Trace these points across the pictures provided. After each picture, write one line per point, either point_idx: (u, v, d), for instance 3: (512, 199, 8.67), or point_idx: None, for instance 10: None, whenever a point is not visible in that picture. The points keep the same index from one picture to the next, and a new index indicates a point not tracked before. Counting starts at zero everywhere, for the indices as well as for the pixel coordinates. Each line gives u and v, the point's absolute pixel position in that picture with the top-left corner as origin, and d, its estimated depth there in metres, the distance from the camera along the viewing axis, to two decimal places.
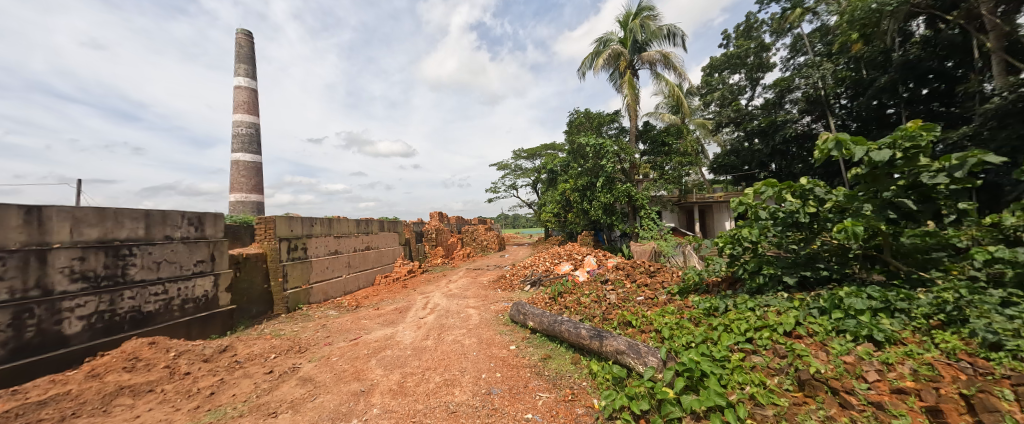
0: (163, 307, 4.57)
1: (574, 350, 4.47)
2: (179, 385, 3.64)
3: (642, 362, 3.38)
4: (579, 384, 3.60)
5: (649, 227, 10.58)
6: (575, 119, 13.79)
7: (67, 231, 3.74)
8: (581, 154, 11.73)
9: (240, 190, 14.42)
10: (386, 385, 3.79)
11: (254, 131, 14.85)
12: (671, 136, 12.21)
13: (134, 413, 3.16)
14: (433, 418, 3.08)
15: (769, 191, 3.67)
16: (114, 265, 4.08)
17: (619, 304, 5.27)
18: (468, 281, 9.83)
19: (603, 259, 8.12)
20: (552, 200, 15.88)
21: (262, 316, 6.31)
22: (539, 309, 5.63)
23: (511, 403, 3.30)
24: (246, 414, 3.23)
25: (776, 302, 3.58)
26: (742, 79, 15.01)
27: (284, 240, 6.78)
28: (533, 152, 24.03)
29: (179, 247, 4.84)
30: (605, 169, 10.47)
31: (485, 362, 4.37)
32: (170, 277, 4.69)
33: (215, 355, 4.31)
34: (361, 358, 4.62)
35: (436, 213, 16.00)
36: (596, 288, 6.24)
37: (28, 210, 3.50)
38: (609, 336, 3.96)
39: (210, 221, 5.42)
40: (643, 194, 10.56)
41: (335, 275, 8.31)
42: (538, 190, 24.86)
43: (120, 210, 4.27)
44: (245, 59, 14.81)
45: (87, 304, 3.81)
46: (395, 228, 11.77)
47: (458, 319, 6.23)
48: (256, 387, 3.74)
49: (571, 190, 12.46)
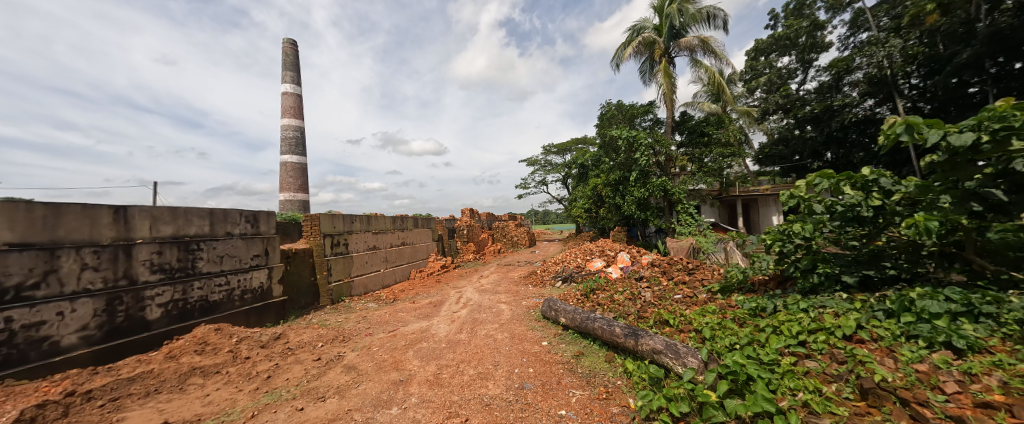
0: (226, 297, 5.05)
1: (608, 347, 4.40)
2: (241, 367, 4.01)
3: (681, 363, 3.25)
4: (613, 383, 3.55)
5: (686, 222, 10.12)
6: (607, 111, 13.42)
7: (147, 228, 4.22)
8: (613, 148, 11.43)
9: (288, 189, 15.50)
10: (423, 376, 3.94)
11: (299, 134, 15.86)
12: (710, 126, 11.59)
13: (205, 391, 3.54)
14: (469, 409, 3.16)
15: (824, 182, 3.38)
16: (184, 258, 4.54)
17: (655, 302, 5.11)
18: (499, 277, 9.92)
19: (638, 256, 7.87)
20: (582, 195, 15.64)
21: (310, 307, 6.77)
22: (570, 306, 5.59)
23: (545, 399, 3.31)
24: (298, 397, 3.49)
25: (832, 303, 3.30)
26: (792, 61, 13.85)
27: (327, 236, 7.21)
28: (564, 147, 23.72)
29: (238, 242, 5.31)
30: (639, 163, 10.12)
31: (518, 357, 4.41)
32: (231, 269, 5.16)
33: (270, 342, 4.68)
34: (399, 348, 4.83)
35: (467, 209, 16.26)
36: (630, 285, 6.09)
37: (116, 210, 3.97)
38: (645, 335, 3.84)
39: (264, 219, 5.89)
40: (680, 188, 10.11)
41: (374, 269, 8.72)
42: (568, 185, 24.53)
43: (189, 208, 4.74)
44: (291, 66, 15.82)
45: (164, 293, 4.28)
46: (428, 224, 12.12)
47: (491, 313, 6.33)
48: (306, 373, 4.03)
49: (603, 184, 12.18)
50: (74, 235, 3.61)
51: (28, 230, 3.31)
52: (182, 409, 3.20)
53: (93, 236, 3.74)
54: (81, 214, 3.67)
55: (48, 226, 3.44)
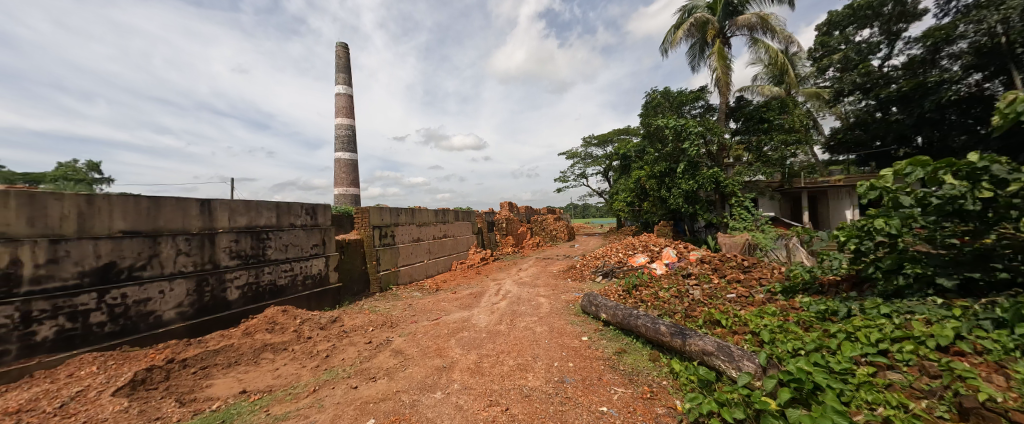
0: (291, 282, 5.58)
1: (652, 346, 4.23)
2: (304, 346, 4.42)
3: (735, 367, 3.02)
4: (658, 382, 3.41)
5: (741, 217, 9.39)
6: (652, 100, 12.76)
7: (226, 219, 4.76)
8: (659, 138, 10.84)
9: (340, 184, 16.65)
10: (464, 364, 4.07)
11: (350, 132, 16.94)
12: (771, 111, 10.57)
13: (275, 365, 3.96)
14: (509, 399, 3.21)
15: (917, 172, 2.94)
16: (255, 246, 5.07)
17: (705, 301, 4.81)
18: (537, 270, 9.92)
19: (686, 251, 7.44)
20: (625, 188, 15.10)
21: (362, 293, 7.27)
22: (611, 301, 5.45)
23: (585, 394, 3.26)
24: (353, 376, 3.77)
25: (923, 309, 2.89)
26: (875, 34, 12.17)
27: (376, 227, 7.65)
28: (605, 138, 22.99)
29: (300, 233, 5.84)
30: (688, 153, 9.51)
31: (557, 350, 4.39)
32: (294, 257, 5.70)
33: (328, 324, 5.10)
34: (442, 336, 5.03)
35: (506, 203, 16.40)
36: (677, 281, 5.78)
37: (202, 203, 4.52)
38: (693, 335, 3.63)
39: (321, 212, 6.39)
40: (733, 179, 9.38)
41: (418, 260, 9.13)
42: (609, 178, 23.78)
43: (261, 202, 5.28)
44: (343, 69, 16.86)
45: (240, 277, 4.82)
46: (468, 217, 12.40)
47: (530, 306, 6.37)
48: (359, 354, 4.34)
49: (647, 177, 11.66)
50: (170, 224, 4.16)
51: (136, 220, 3.87)
52: (257, 380, 3.60)
53: (185, 225, 4.29)
54: (175, 207, 4.22)
55: (151, 216, 4.00)
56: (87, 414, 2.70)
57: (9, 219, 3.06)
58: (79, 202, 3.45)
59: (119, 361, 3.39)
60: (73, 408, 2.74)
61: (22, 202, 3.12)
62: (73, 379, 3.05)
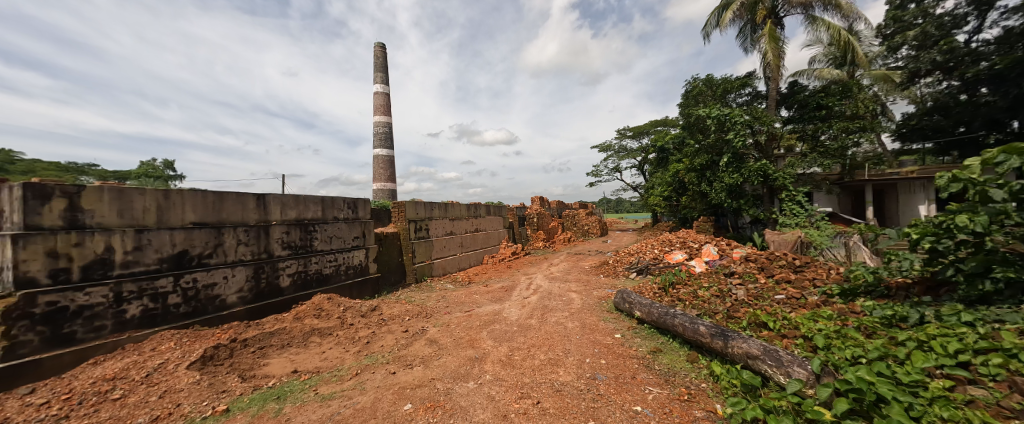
0: (335, 271, 5.96)
1: (689, 347, 4.06)
2: (347, 332, 4.71)
3: (784, 373, 2.83)
4: (696, 384, 3.27)
5: (792, 212, 8.70)
6: (692, 88, 12.08)
7: (279, 212, 5.16)
8: (700, 128, 10.26)
9: (378, 179, 17.41)
10: (496, 356, 4.14)
11: (388, 130, 17.63)
12: (830, 97, 9.57)
13: (322, 349, 4.25)
14: (540, 393, 3.22)
15: (1011, 161, 2.57)
16: (303, 238, 5.46)
17: (749, 302, 4.53)
18: (569, 265, 9.83)
19: (728, 249, 7.03)
20: (661, 182, 14.52)
21: (398, 284, 7.59)
22: (646, 299, 5.29)
23: (618, 392, 3.20)
24: (391, 362, 3.97)
25: (1016, 318, 2.54)
26: (962, 4, 10.68)
27: (411, 221, 7.96)
28: (640, 130, 22.15)
29: (342, 225, 6.20)
30: (732, 145, 8.92)
31: (589, 347, 4.34)
32: (338, 248, 6.08)
33: (368, 312, 5.39)
34: (475, 328, 5.15)
35: (537, 198, 16.36)
36: (718, 280, 5.50)
37: (259, 197, 4.93)
38: (736, 337, 3.44)
39: (362, 206, 6.74)
40: (784, 172, 8.67)
41: (451, 253, 9.38)
42: (644, 171, 22.94)
43: (308, 196, 5.67)
44: (381, 68, 17.52)
45: (291, 266, 5.22)
46: (499, 212, 12.52)
47: (561, 301, 6.33)
48: (397, 342, 4.56)
49: (686, 170, 11.13)
50: (232, 217, 4.58)
51: (203, 213, 4.29)
52: (307, 362, 3.90)
53: (244, 217, 4.70)
54: (236, 201, 4.63)
55: (216, 209, 4.42)
56: (167, 384, 3.07)
57: (104, 211, 3.50)
58: (159, 196, 3.89)
59: (192, 338, 3.80)
60: (156, 378, 3.13)
61: (113, 197, 3.55)
62: (155, 352, 3.46)
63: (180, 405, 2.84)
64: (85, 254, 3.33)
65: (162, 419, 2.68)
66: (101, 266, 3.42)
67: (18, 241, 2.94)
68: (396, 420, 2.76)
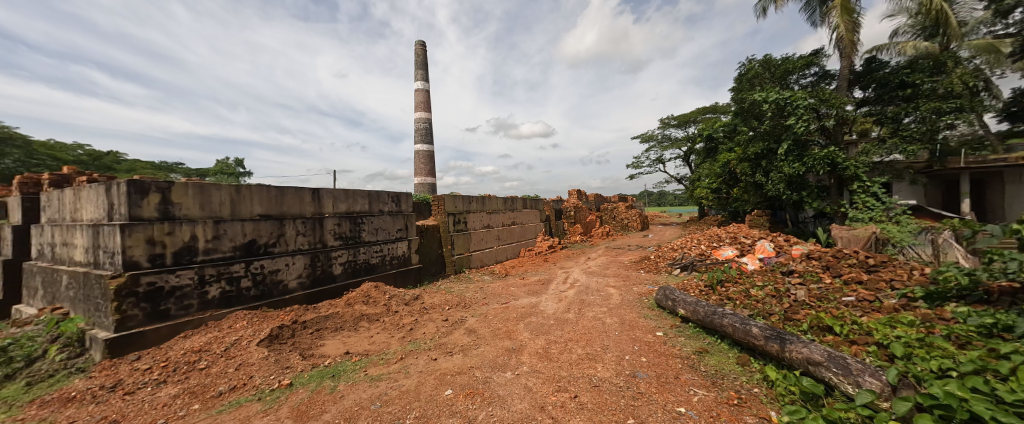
0: (380, 261, 6.32)
1: (740, 348, 3.81)
2: (393, 318, 4.99)
3: (853, 382, 2.55)
4: (747, 389, 3.06)
5: (866, 205, 7.77)
6: (747, 71, 11.13)
7: (331, 205, 5.56)
8: (755, 115, 9.46)
9: (419, 174, 18.08)
10: (533, 348, 4.17)
11: (427, 125, 18.20)
12: (918, 73, 8.53)
13: (370, 333, 4.55)
14: (578, 387, 3.20)
15: None
16: (353, 229, 5.85)
17: (811, 303, 4.14)
18: (607, 260, 9.60)
19: (787, 245, 6.44)
20: (709, 173, 13.64)
21: (438, 274, 7.87)
22: (691, 297, 5.02)
23: (660, 391, 3.09)
24: (432, 348, 4.15)
25: None
26: None
27: (450, 214, 8.22)
28: (686, 118, 20.87)
29: (387, 218, 6.54)
30: (793, 131, 8.12)
31: (629, 343, 4.23)
32: (383, 240, 6.43)
33: (411, 301, 5.66)
34: (512, 320, 5.21)
35: (574, 191, 16.09)
36: (774, 278, 5.09)
37: (313, 192, 5.33)
38: (795, 341, 3.16)
39: (405, 199, 7.05)
40: (855, 160, 7.76)
41: (488, 246, 9.55)
42: (690, 162, 21.64)
43: (356, 190, 6.04)
44: (421, 65, 18.06)
45: (341, 255, 5.61)
46: (536, 205, 12.51)
47: (599, 296, 6.21)
48: (437, 330, 4.76)
49: (739, 160, 10.33)
50: (292, 210, 5.01)
51: (268, 206, 4.74)
52: (358, 344, 4.20)
53: (301, 210, 5.12)
54: (295, 195, 5.06)
55: (278, 203, 4.85)
56: (241, 358, 3.46)
57: (188, 205, 3.98)
58: (231, 191, 4.35)
59: (260, 318, 4.23)
60: (233, 352, 3.54)
61: (195, 192, 4.03)
62: (231, 329, 3.91)
63: (253, 377, 3.21)
64: (175, 241, 3.82)
65: (240, 388, 3.05)
66: (188, 253, 3.91)
67: (125, 230, 3.44)
68: (437, 404, 2.88)
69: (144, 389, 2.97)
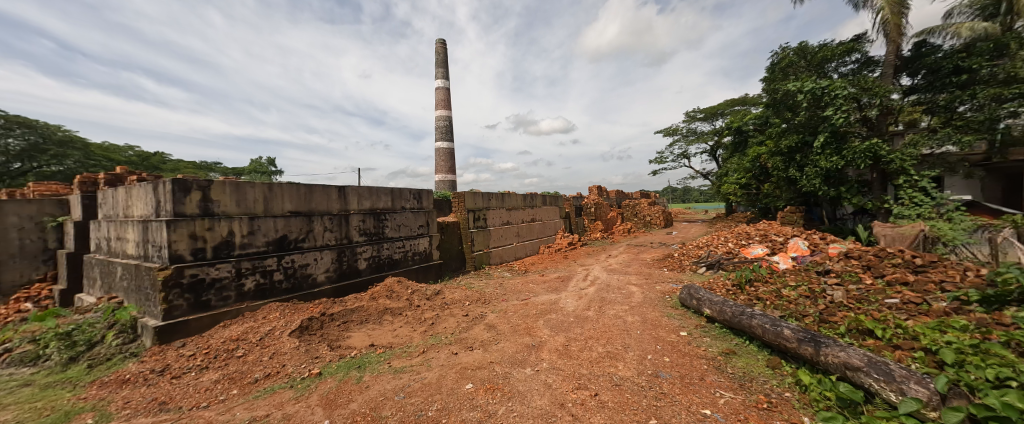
0: (403, 257, 6.48)
1: (770, 350, 3.66)
2: (415, 313, 5.11)
3: (896, 390, 2.39)
4: (778, 393, 2.92)
5: (912, 201, 7.23)
6: (780, 60, 10.55)
7: (356, 202, 5.74)
8: (789, 106, 8.97)
9: (439, 171, 18.36)
10: (553, 345, 4.17)
11: (447, 123, 18.40)
12: (977, 57, 7.78)
13: (393, 326, 4.68)
14: (598, 385, 3.17)
15: None
16: (377, 225, 6.02)
17: (849, 305, 3.91)
18: (629, 258, 9.40)
19: (824, 243, 6.08)
20: (737, 168, 13.08)
21: (458, 270, 7.98)
22: (718, 296, 4.86)
23: (684, 392, 3.02)
24: (453, 343, 4.22)
25: None
26: None
27: (470, 211, 8.31)
28: (713, 111, 20.07)
29: (409, 215, 6.69)
30: (830, 122, 7.65)
31: (651, 343, 4.15)
32: (405, 236, 6.58)
33: (432, 296, 5.78)
34: (531, 316, 5.22)
35: (595, 187, 15.87)
36: (809, 278, 4.84)
37: (340, 189, 5.53)
38: (832, 344, 3.00)
39: (426, 196, 7.18)
40: (900, 153, 7.23)
41: (508, 242, 9.59)
42: (717, 157, 20.81)
43: (379, 188, 6.20)
44: (441, 63, 18.24)
45: (366, 250, 5.79)
46: (556, 202, 12.43)
47: (621, 294, 6.12)
48: (458, 325, 4.83)
49: (770, 154, 9.87)
50: (320, 207, 5.21)
51: (298, 203, 4.95)
52: (382, 337, 4.33)
53: (328, 207, 5.32)
54: (322, 192, 5.26)
55: (307, 200, 5.06)
56: (274, 347, 3.65)
57: (226, 202, 4.22)
58: (264, 189, 4.57)
59: (292, 310, 4.44)
60: (267, 341, 3.73)
61: (232, 190, 4.26)
62: (266, 319, 4.12)
63: (285, 366, 3.38)
64: (215, 237, 4.06)
65: (273, 376, 3.22)
66: (226, 247, 4.15)
67: (170, 225, 3.69)
68: (458, 397, 2.93)
69: (189, 374, 3.20)
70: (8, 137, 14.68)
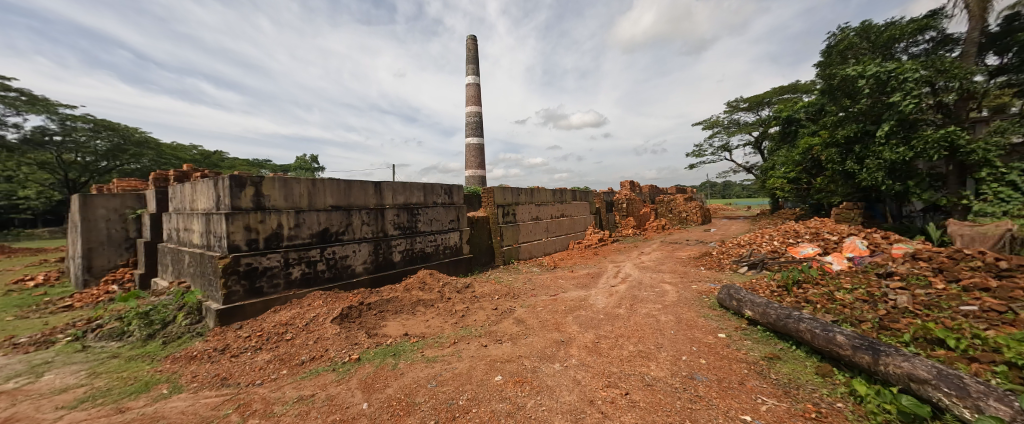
0: (435, 250, 6.67)
1: (819, 357, 3.41)
2: (446, 305, 5.25)
3: (972, 407, 2.13)
4: (828, 402, 2.71)
5: (997, 197, 6.38)
6: (839, 42, 9.64)
7: (391, 197, 5.98)
8: (847, 92, 8.20)
9: (469, 166, 18.63)
10: (582, 341, 4.13)
11: (477, 119, 18.59)
12: None
13: (425, 317, 4.85)
14: (629, 384, 3.11)
15: None
16: (410, 219, 6.24)
17: (915, 311, 3.53)
18: (663, 255, 9.07)
19: (886, 243, 5.53)
20: (785, 161, 12.18)
21: (488, 265, 8.08)
22: (761, 298, 4.58)
23: (721, 396, 2.89)
24: (483, 335, 4.31)
25: None
26: None
27: (499, 206, 8.38)
28: (758, 100, 18.77)
29: (440, 210, 6.87)
30: (897, 109, 6.90)
31: (686, 343, 3.99)
32: (436, 230, 6.77)
33: (462, 289, 5.91)
34: (560, 312, 5.19)
35: (627, 182, 15.43)
36: (869, 281, 4.43)
37: (376, 184, 5.77)
38: (894, 353, 2.73)
39: (456, 191, 7.32)
40: (982, 141, 6.39)
41: (537, 238, 9.58)
42: (762, 149, 19.47)
43: (412, 183, 6.40)
44: (471, 60, 18.43)
45: (400, 244, 6.01)
46: (586, 197, 12.23)
47: (653, 293, 5.92)
48: (488, 318, 4.92)
49: (824, 146, 9.09)
50: (358, 201, 5.47)
51: (338, 197, 5.22)
52: (415, 327, 4.50)
53: (365, 201, 5.56)
54: (360, 187, 5.51)
55: (347, 195, 5.33)
56: (317, 332, 3.90)
57: (275, 196, 4.54)
58: (308, 184, 4.87)
59: (334, 298, 4.72)
60: (312, 326, 4.00)
61: (280, 185, 4.59)
62: (310, 306, 4.41)
63: (328, 350, 3.62)
64: (266, 229, 4.39)
65: (318, 359, 3.46)
66: (275, 238, 4.47)
67: (228, 218, 4.04)
68: (488, 389, 2.98)
69: (246, 354, 3.50)
70: (98, 139, 16.74)
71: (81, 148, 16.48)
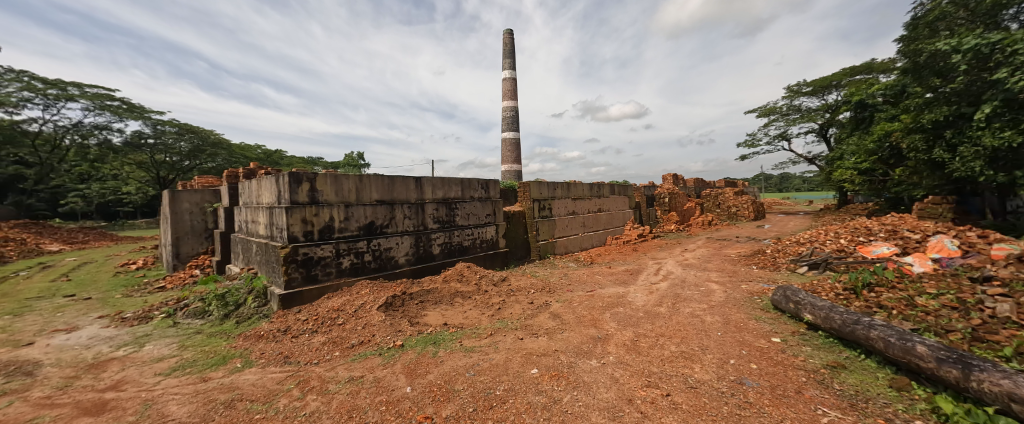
0: (472, 243, 6.84)
1: (894, 368, 3.06)
2: (483, 297, 5.38)
3: None
4: (904, 419, 2.42)
5: None
6: (930, 12, 8.44)
7: (431, 191, 6.19)
8: (937, 70, 7.16)
9: (505, 161, 18.75)
10: (620, 339, 4.04)
11: (513, 113, 18.60)
12: None
13: (464, 308, 4.99)
14: (670, 385, 3.00)
15: None
16: (448, 214, 6.43)
17: (1021, 322, 3.02)
18: (709, 252, 8.55)
19: (983, 243, 4.79)
20: (856, 150, 10.94)
21: (523, 259, 8.11)
22: (824, 301, 4.18)
23: (774, 404, 2.70)
24: (519, 328, 4.36)
25: None
26: None
27: (534, 201, 8.38)
28: (824, 83, 16.97)
29: (477, 204, 7.01)
30: (1002, 87, 5.90)
31: (734, 347, 3.76)
32: (473, 224, 6.92)
33: (499, 282, 6.00)
34: (597, 308, 5.11)
35: (669, 175, 14.73)
36: (961, 287, 3.86)
37: (416, 180, 6.00)
38: (989, 368, 2.38)
39: (492, 186, 7.42)
40: None
41: (573, 232, 9.45)
42: (828, 137, 17.62)
43: (449, 178, 6.58)
44: (508, 54, 18.45)
45: (439, 237, 6.22)
46: (625, 191, 11.85)
47: (698, 292, 5.62)
48: (525, 311, 4.95)
49: (905, 132, 8.02)
50: (401, 196, 5.74)
51: (383, 192, 5.51)
52: (454, 317, 4.66)
53: (407, 196, 5.81)
54: (402, 182, 5.77)
55: (390, 190, 5.60)
56: (364, 319, 4.16)
57: (328, 192, 4.90)
58: (355, 180, 5.18)
59: (379, 287, 5.00)
60: (361, 313, 4.28)
61: (331, 181, 4.92)
62: (359, 294, 4.71)
63: (374, 335, 3.85)
64: (320, 221, 4.75)
65: (366, 343, 3.70)
66: (328, 230, 4.83)
67: (288, 211, 4.44)
68: (524, 381, 3.02)
69: (304, 335, 3.84)
70: (181, 140, 18.86)
71: (169, 149, 18.73)
